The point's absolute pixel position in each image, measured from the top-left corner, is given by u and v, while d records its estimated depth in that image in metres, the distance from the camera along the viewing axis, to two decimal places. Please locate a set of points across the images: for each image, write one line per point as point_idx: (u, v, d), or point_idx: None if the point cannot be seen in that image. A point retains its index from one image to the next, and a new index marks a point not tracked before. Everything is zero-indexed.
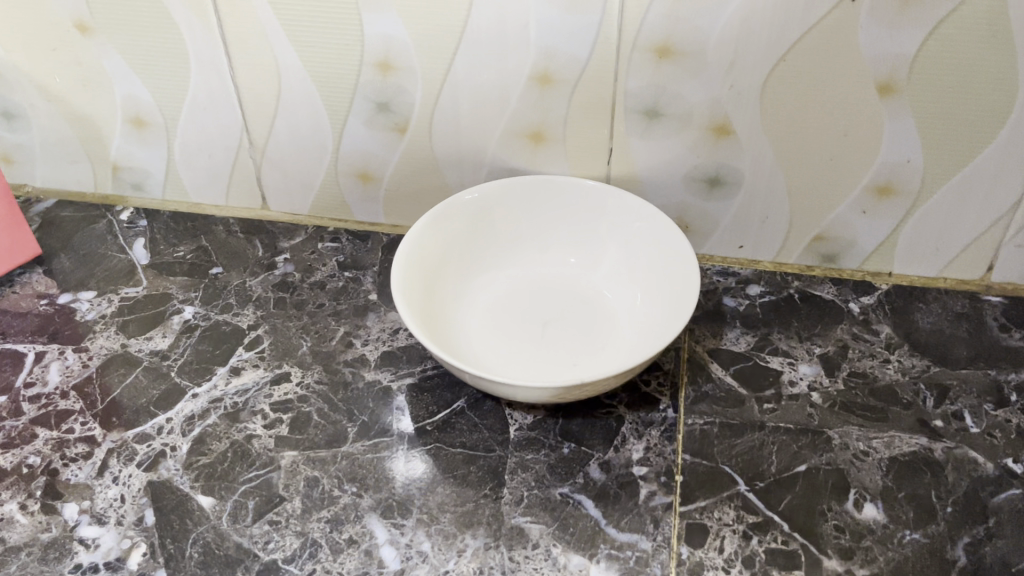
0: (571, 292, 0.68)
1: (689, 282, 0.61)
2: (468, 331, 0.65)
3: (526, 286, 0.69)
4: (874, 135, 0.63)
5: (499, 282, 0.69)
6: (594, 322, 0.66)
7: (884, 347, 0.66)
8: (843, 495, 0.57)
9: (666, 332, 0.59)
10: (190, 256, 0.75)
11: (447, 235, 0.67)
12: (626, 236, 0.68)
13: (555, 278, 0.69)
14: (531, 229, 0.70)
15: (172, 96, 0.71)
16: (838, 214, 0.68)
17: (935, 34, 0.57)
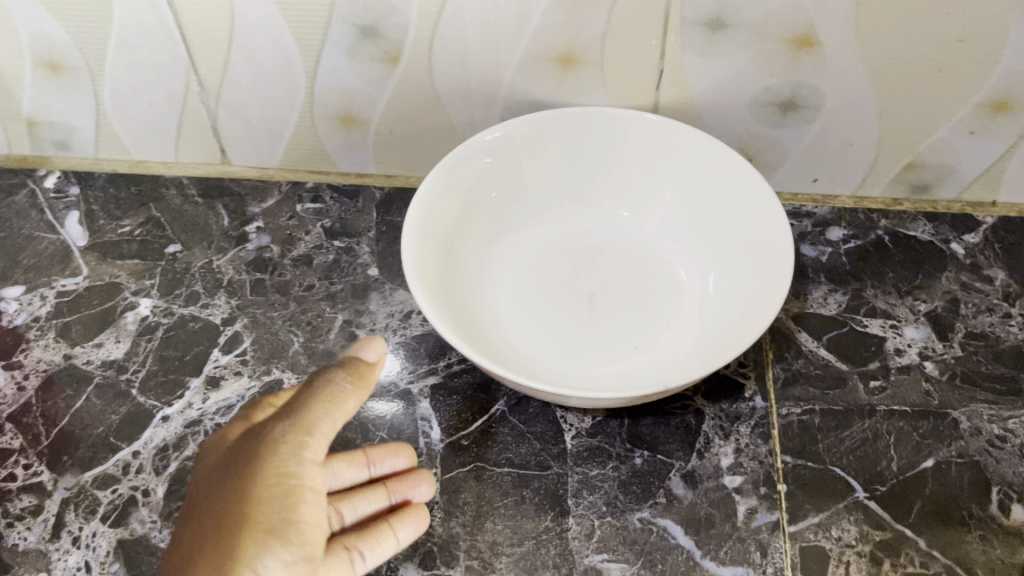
0: (617, 254, 0.56)
1: (779, 245, 0.48)
2: (499, 312, 0.53)
3: (562, 249, 0.56)
4: (995, 41, 0.50)
5: (528, 244, 0.56)
6: (651, 292, 0.54)
7: (1002, 299, 0.55)
8: (984, 496, 0.47)
9: (756, 311, 0.47)
10: (140, 232, 0.61)
11: (466, 190, 0.53)
12: (683, 180, 0.55)
13: (595, 237, 0.57)
14: (565, 175, 0.57)
15: (92, 32, 0.55)
16: (937, 138, 0.56)
17: None
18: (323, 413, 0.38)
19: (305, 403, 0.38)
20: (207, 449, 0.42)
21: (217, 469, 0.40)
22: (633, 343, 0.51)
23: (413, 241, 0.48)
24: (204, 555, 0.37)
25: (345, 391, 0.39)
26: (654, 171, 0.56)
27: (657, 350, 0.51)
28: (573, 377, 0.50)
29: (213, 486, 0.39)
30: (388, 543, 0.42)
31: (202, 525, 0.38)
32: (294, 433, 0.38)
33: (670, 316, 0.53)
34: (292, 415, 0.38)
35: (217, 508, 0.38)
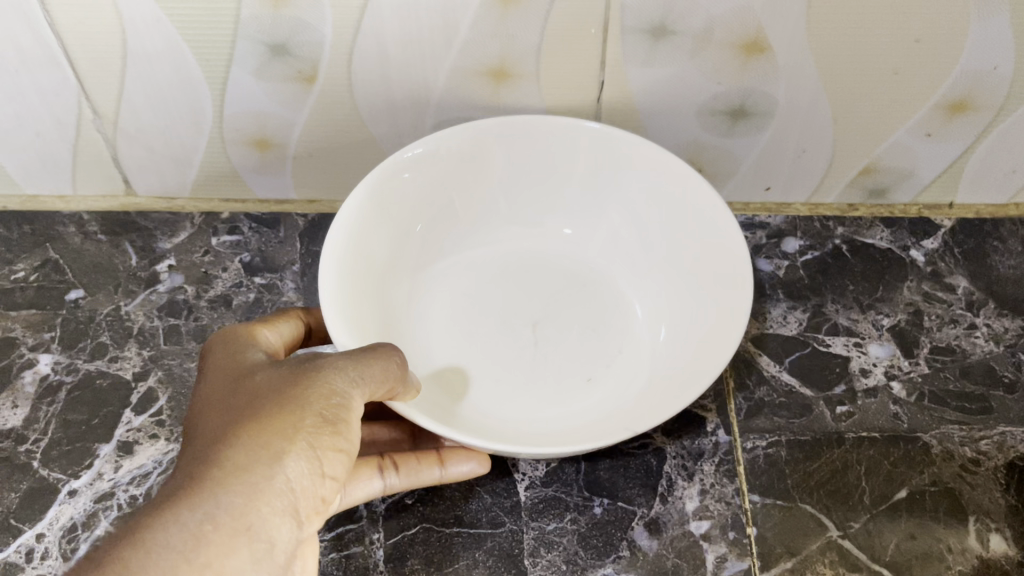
0: (556, 279, 0.52)
1: (736, 265, 0.45)
2: (433, 355, 0.49)
3: (496, 276, 0.52)
4: (953, 41, 0.47)
5: (459, 274, 0.52)
6: (597, 320, 0.51)
7: (965, 308, 0.52)
8: (961, 527, 0.44)
9: (708, 354, 0.43)
10: (36, 277, 0.55)
11: (387, 221, 0.48)
12: (625, 197, 0.51)
13: (532, 260, 0.53)
14: (494, 195, 0.52)
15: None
16: (893, 142, 0.53)
17: None
18: (377, 373, 0.38)
19: (368, 356, 0.38)
20: (236, 327, 0.41)
21: (247, 368, 0.38)
22: (582, 377, 0.48)
23: (335, 287, 0.43)
24: (247, 421, 0.35)
25: (399, 371, 0.39)
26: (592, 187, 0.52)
27: (607, 386, 0.48)
28: (520, 424, 0.46)
29: (234, 388, 0.37)
30: (427, 470, 0.43)
31: (231, 407, 0.36)
32: (355, 372, 0.37)
33: (618, 345, 0.50)
34: (351, 357, 0.38)
35: (258, 393, 0.36)
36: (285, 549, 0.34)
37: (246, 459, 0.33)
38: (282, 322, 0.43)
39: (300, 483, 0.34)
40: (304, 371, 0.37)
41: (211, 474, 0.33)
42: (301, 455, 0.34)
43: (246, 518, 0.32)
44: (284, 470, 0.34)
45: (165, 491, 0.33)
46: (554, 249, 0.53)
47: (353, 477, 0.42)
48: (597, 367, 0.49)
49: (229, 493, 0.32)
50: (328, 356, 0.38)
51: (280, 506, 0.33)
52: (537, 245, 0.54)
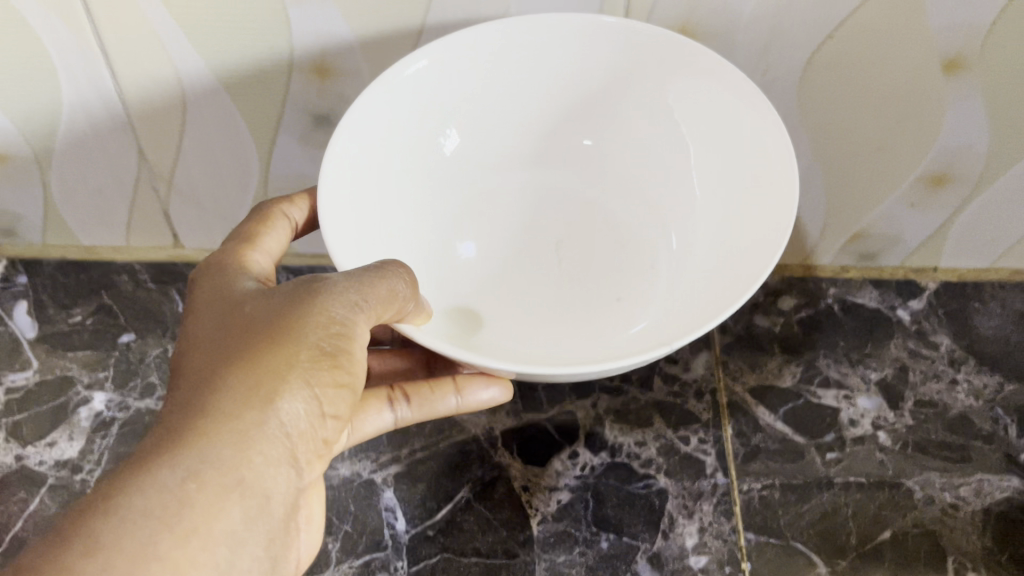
0: (581, 213, 0.51)
1: (766, 198, 0.42)
2: (458, 288, 0.48)
3: (516, 209, 0.51)
4: (933, 120, 0.52)
5: (480, 210, 0.51)
6: (623, 253, 0.49)
7: (948, 365, 0.57)
8: (941, 567, 0.48)
9: (742, 280, 0.41)
10: (91, 321, 0.60)
11: (393, 144, 0.46)
12: (649, 122, 0.49)
13: (550, 189, 0.52)
14: (511, 124, 0.50)
15: (36, 121, 0.54)
16: (881, 210, 0.58)
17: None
18: (381, 294, 0.35)
19: (370, 274, 0.35)
20: (226, 250, 0.40)
21: (238, 299, 0.36)
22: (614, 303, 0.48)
23: (341, 205, 0.41)
24: (235, 362, 0.33)
25: (406, 292, 0.36)
26: (615, 113, 0.49)
27: (633, 317, 0.47)
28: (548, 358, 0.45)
29: (224, 331, 0.35)
30: (445, 399, 0.44)
31: (225, 343, 0.34)
32: (356, 294, 0.34)
33: (644, 276, 0.48)
34: (354, 277, 0.35)
35: (253, 326, 0.34)
36: (281, 497, 0.32)
37: (233, 401, 0.32)
38: (280, 228, 0.43)
39: (295, 422, 0.32)
40: (300, 298, 0.34)
41: (199, 424, 0.31)
42: (300, 394, 0.32)
43: (235, 470, 0.31)
44: (278, 412, 0.32)
45: (145, 448, 0.31)
46: (574, 181, 0.52)
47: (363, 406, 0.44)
48: (624, 300, 0.48)
49: (217, 442, 0.31)
50: (326, 280, 0.35)
51: (275, 454, 0.32)
52: (557, 177, 0.52)
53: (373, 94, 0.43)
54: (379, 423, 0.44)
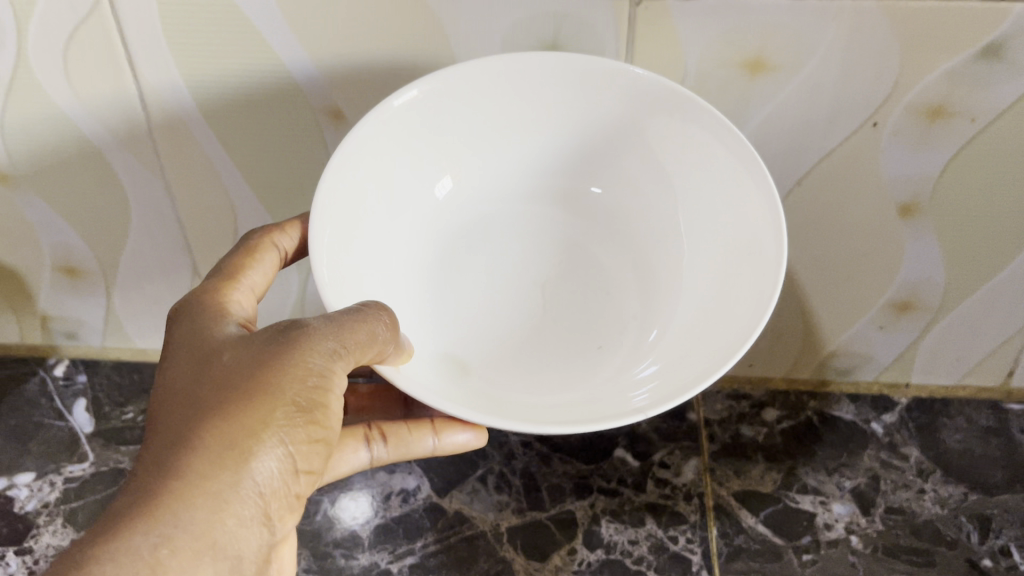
0: (570, 237, 0.54)
1: (765, 257, 0.45)
2: (453, 313, 0.51)
3: (511, 237, 0.54)
4: (895, 256, 0.60)
5: (476, 236, 0.54)
6: (613, 281, 0.53)
7: (916, 475, 0.62)
8: None
9: (718, 336, 0.45)
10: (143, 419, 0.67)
11: (384, 175, 0.49)
12: (637, 154, 0.51)
13: (530, 199, 0.54)
14: (503, 153, 0.53)
15: (107, 229, 0.64)
16: (854, 332, 0.65)
17: (964, 152, 0.54)
18: (355, 345, 0.39)
19: (346, 323, 0.39)
20: (213, 286, 0.45)
21: (217, 349, 0.40)
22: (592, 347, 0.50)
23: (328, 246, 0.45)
24: (209, 422, 0.36)
25: (385, 334, 0.40)
26: (608, 143, 0.52)
27: (619, 351, 0.50)
28: (535, 387, 0.48)
29: (205, 384, 0.38)
30: (422, 441, 0.49)
31: (205, 393, 0.38)
32: (333, 343, 0.39)
33: (633, 308, 0.51)
34: (331, 328, 0.39)
35: (232, 379, 0.38)
36: (253, 550, 0.36)
37: (208, 465, 0.35)
38: (268, 262, 0.48)
39: (268, 478, 0.37)
40: (279, 354, 0.38)
41: (173, 488, 0.35)
42: (276, 448, 0.37)
43: (208, 533, 0.35)
44: (253, 469, 0.36)
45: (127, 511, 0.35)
46: (569, 210, 0.54)
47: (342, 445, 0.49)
48: (610, 332, 0.51)
49: (191, 508, 0.35)
50: (308, 328, 0.39)
51: (253, 506, 0.36)
52: (553, 206, 0.55)
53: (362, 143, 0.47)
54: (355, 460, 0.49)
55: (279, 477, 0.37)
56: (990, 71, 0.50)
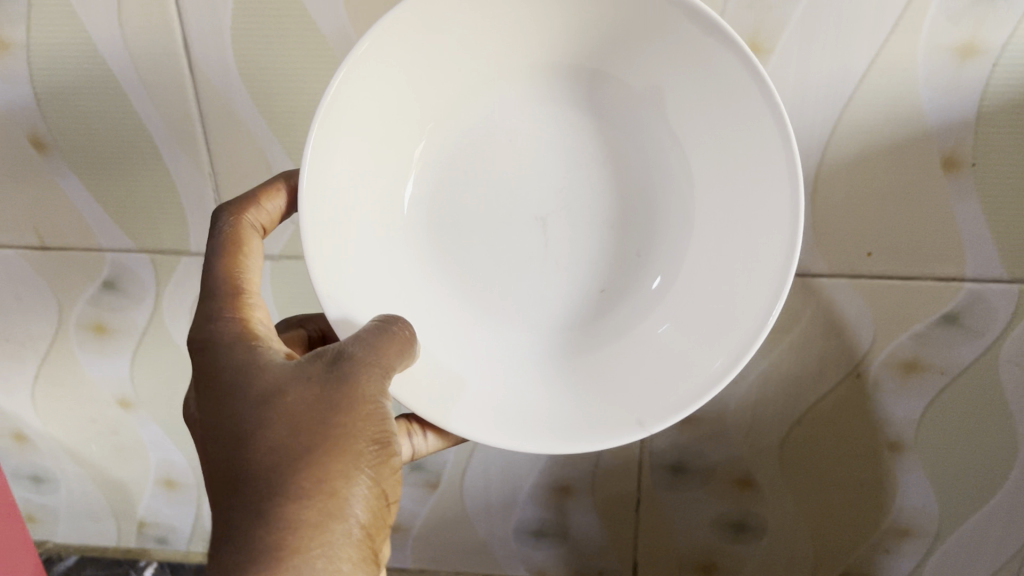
0: (580, 168, 0.57)
1: (774, 253, 0.48)
2: (471, 269, 0.58)
3: (529, 165, 0.56)
4: (890, 487, 0.68)
5: (490, 168, 0.56)
6: (613, 219, 0.57)
7: None
8: None
9: (720, 336, 0.51)
10: None
11: (385, 129, 0.52)
12: (644, 71, 0.52)
13: (519, 123, 0.55)
14: (502, 74, 0.53)
15: None
16: (862, 552, 0.73)
17: (938, 399, 0.64)
18: (394, 364, 0.45)
19: (383, 349, 0.45)
20: (234, 313, 0.46)
21: (274, 386, 0.42)
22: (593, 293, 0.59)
23: (322, 228, 0.48)
24: (302, 470, 0.40)
25: (410, 342, 0.47)
26: (614, 54, 0.52)
27: (623, 302, 0.58)
28: (554, 357, 0.57)
29: (279, 425, 0.41)
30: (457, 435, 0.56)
31: (283, 428, 0.41)
32: (381, 371, 0.44)
33: (632, 244, 0.58)
34: (376, 355, 0.44)
35: (307, 415, 0.41)
36: None
37: (314, 517, 0.40)
38: (254, 254, 0.50)
39: (364, 516, 0.41)
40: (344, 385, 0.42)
41: (291, 544, 0.39)
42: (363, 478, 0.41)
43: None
44: (350, 511, 0.41)
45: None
46: (584, 118, 0.56)
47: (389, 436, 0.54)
48: (609, 274, 0.58)
49: (313, 561, 0.39)
50: (354, 356, 0.43)
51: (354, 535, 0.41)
52: (562, 113, 0.55)
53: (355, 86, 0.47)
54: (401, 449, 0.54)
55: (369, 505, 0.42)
56: (953, 336, 0.60)
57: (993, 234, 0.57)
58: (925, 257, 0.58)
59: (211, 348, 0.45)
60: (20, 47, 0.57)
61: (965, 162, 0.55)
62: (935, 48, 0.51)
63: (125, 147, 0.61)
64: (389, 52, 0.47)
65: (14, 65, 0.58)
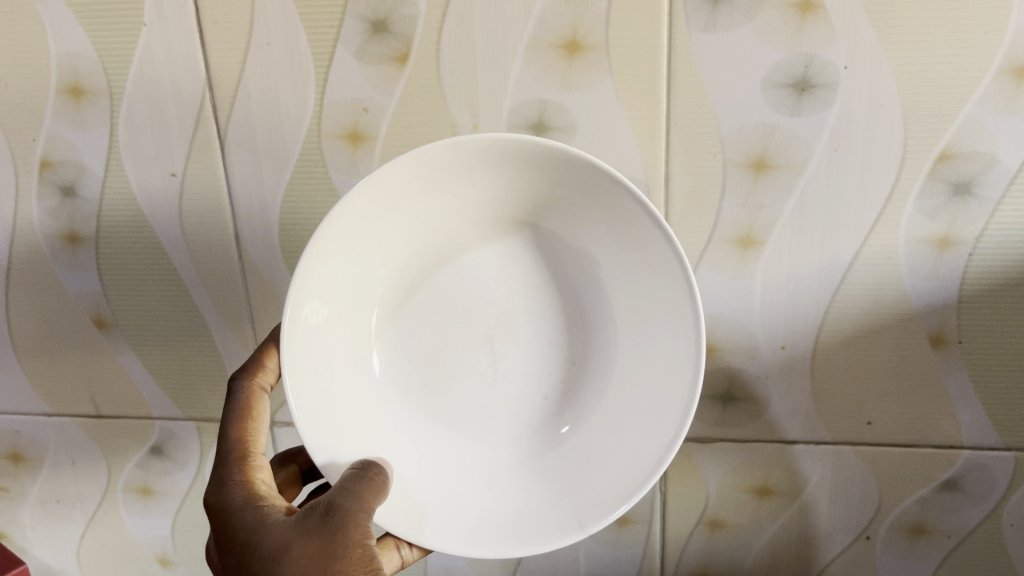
0: (523, 287, 0.58)
1: (688, 347, 0.51)
2: (430, 388, 0.59)
3: (475, 284, 0.58)
4: None
5: (438, 290, 0.58)
6: (552, 330, 0.59)
7: None
8: None
9: (654, 431, 0.53)
10: None
11: (349, 271, 0.54)
12: (585, 205, 0.53)
13: (468, 253, 0.57)
14: (451, 211, 0.55)
15: None
16: None
17: (947, 561, 0.66)
18: (377, 505, 0.47)
19: (366, 493, 0.47)
20: (240, 477, 0.49)
21: (277, 547, 0.45)
22: (539, 398, 0.60)
23: (296, 372, 0.50)
24: None
25: (387, 478, 0.49)
26: (548, 201, 0.54)
27: (568, 405, 0.59)
28: (507, 463, 0.58)
29: None
30: None
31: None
32: (369, 516, 0.46)
33: (566, 353, 0.59)
34: (362, 500, 0.47)
35: (310, 575, 0.44)
36: None
37: None
38: (264, 417, 0.52)
39: None
40: (330, 539, 0.45)
41: None
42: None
43: None
44: None
45: None
46: (524, 241, 0.57)
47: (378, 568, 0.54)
48: (558, 378, 0.60)
49: None
50: (338, 505, 0.46)
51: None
52: (503, 231, 0.57)
53: (318, 252, 0.49)
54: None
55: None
56: (955, 501, 0.63)
57: (985, 405, 0.60)
58: (921, 427, 0.62)
59: (221, 515, 0.48)
60: (90, 239, 0.65)
61: (952, 340, 0.59)
62: (914, 239, 0.56)
63: (178, 327, 0.67)
64: (344, 215, 0.49)
65: (85, 255, 0.65)
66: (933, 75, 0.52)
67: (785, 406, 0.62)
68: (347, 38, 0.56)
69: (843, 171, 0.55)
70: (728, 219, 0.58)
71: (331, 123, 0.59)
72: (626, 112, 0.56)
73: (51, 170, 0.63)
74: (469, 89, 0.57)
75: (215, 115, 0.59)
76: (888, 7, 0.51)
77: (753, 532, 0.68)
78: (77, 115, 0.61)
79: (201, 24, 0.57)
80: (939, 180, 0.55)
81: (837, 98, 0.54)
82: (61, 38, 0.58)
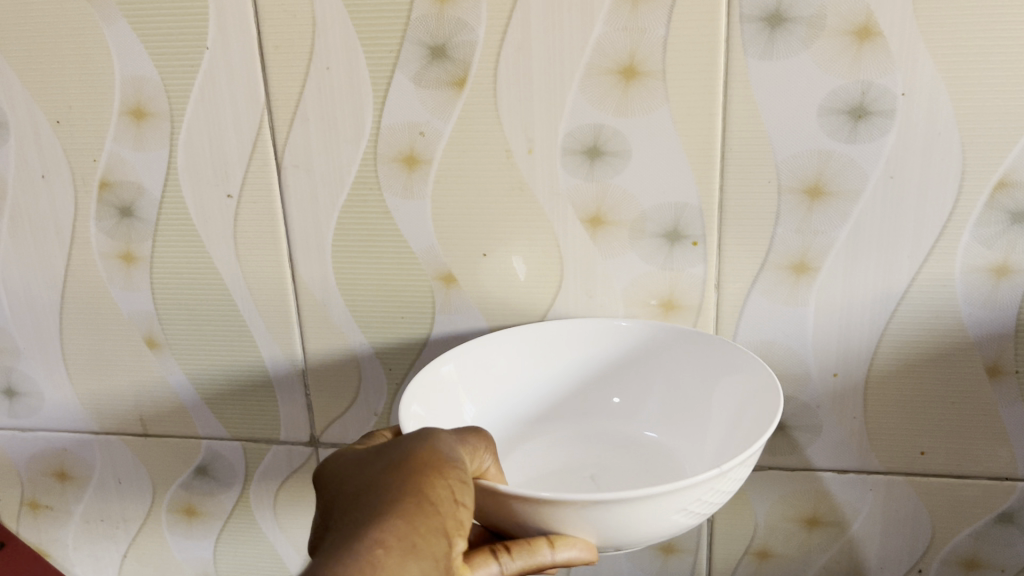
0: (626, 445, 0.57)
1: (741, 365, 0.54)
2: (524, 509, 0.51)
3: (579, 446, 0.57)
4: None
5: (542, 448, 0.57)
6: (654, 467, 0.55)
7: None
8: None
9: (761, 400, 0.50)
10: None
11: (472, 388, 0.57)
12: (663, 377, 0.59)
13: (577, 431, 0.59)
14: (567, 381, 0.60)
15: None
16: None
17: None
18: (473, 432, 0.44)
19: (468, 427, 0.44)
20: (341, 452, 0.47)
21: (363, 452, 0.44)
22: None
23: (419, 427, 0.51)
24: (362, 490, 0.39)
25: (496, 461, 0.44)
26: (643, 383, 0.59)
27: None
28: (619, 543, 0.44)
29: (358, 465, 0.42)
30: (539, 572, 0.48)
31: (353, 476, 0.41)
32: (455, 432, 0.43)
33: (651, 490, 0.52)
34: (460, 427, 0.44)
35: (376, 457, 0.41)
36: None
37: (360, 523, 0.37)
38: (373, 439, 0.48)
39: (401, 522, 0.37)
40: (396, 447, 0.41)
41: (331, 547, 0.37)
42: (395, 518, 0.37)
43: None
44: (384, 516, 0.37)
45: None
46: (627, 421, 0.59)
47: (531, 544, 0.43)
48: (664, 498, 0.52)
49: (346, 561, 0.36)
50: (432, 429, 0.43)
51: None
52: (607, 420, 0.59)
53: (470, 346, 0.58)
54: (539, 562, 0.42)
55: (400, 548, 0.36)
56: (1009, 532, 0.62)
57: None
58: (976, 456, 0.61)
59: None
60: (146, 259, 0.66)
61: (1008, 369, 0.58)
62: (971, 268, 0.56)
63: (235, 368, 0.68)
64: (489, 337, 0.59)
65: (139, 274, 0.66)
66: (991, 103, 0.52)
67: (835, 438, 0.62)
68: (406, 63, 0.57)
69: (899, 199, 0.55)
70: (782, 245, 0.58)
71: (387, 147, 0.59)
72: (682, 138, 0.56)
73: (110, 190, 0.64)
74: (525, 113, 0.57)
75: (273, 138, 0.60)
76: (946, 36, 0.51)
77: (802, 560, 0.67)
78: (137, 136, 0.62)
79: (263, 49, 0.58)
80: (996, 208, 0.54)
81: (894, 125, 0.54)
82: (124, 60, 0.60)
